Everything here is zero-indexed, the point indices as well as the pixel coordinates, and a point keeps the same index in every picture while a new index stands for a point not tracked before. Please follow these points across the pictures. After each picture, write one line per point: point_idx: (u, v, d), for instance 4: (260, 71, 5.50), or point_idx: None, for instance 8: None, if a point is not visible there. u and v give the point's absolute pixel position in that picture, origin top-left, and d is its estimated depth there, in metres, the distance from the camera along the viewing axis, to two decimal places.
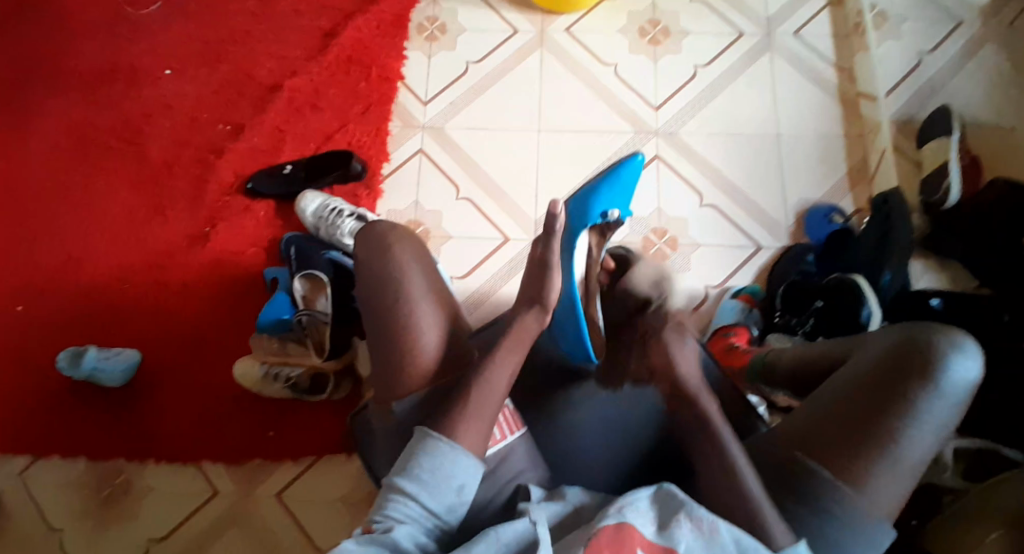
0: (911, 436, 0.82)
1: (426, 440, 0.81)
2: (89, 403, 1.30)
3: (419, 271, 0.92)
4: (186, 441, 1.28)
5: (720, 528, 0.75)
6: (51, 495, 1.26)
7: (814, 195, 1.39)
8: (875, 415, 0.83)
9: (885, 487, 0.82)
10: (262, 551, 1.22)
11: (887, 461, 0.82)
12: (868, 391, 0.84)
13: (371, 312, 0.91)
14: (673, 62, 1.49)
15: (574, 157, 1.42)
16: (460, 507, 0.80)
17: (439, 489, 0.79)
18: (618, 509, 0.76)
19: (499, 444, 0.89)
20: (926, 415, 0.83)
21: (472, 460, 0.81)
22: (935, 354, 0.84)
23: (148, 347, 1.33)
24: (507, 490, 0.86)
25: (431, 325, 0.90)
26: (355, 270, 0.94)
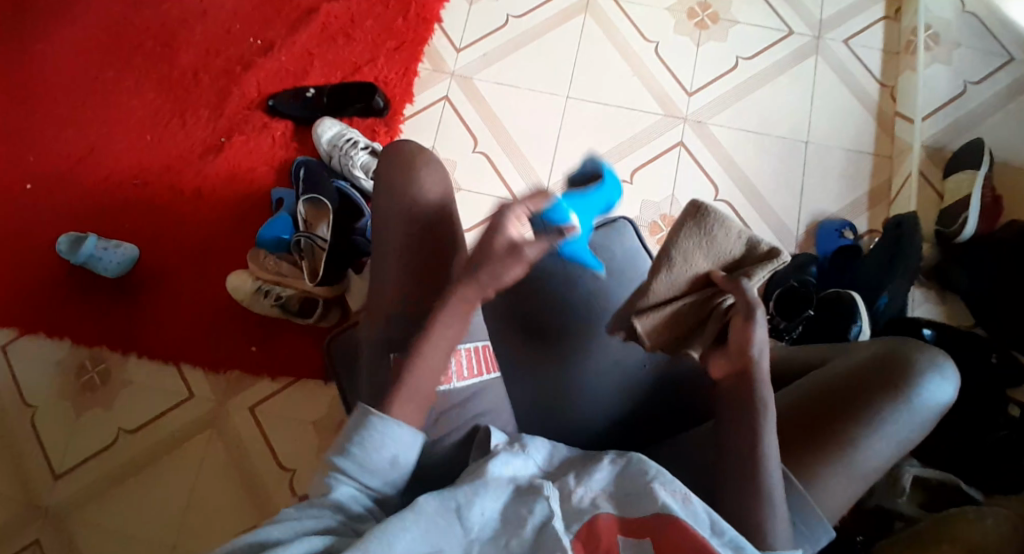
0: (873, 443, 0.83)
1: (368, 418, 0.77)
2: (81, 289, 1.33)
3: (437, 199, 0.92)
4: (170, 343, 1.31)
5: (693, 500, 0.76)
6: (33, 372, 1.30)
7: (831, 208, 1.38)
8: (843, 417, 0.84)
9: (835, 489, 0.83)
10: (227, 459, 1.26)
11: (844, 463, 0.83)
12: (843, 392, 0.86)
13: (382, 230, 0.92)
14: (715, 50, 1.46)
15: (598, 129, 1.41)
16: (396, 475, 0.78)
17: (375, 461, 0.77)
18: (591, 500, 0.76)
19: (471, 379, 0.90)
20: (890, 427, 0.84)
21: (411, 431, 0.78)
22: (913, 370, 0.85)
23: (148, 246, 1.35)
24: (465, 427, 0.88)
25: (439, 253, 0.90)
26: (377, 185, 0.94)
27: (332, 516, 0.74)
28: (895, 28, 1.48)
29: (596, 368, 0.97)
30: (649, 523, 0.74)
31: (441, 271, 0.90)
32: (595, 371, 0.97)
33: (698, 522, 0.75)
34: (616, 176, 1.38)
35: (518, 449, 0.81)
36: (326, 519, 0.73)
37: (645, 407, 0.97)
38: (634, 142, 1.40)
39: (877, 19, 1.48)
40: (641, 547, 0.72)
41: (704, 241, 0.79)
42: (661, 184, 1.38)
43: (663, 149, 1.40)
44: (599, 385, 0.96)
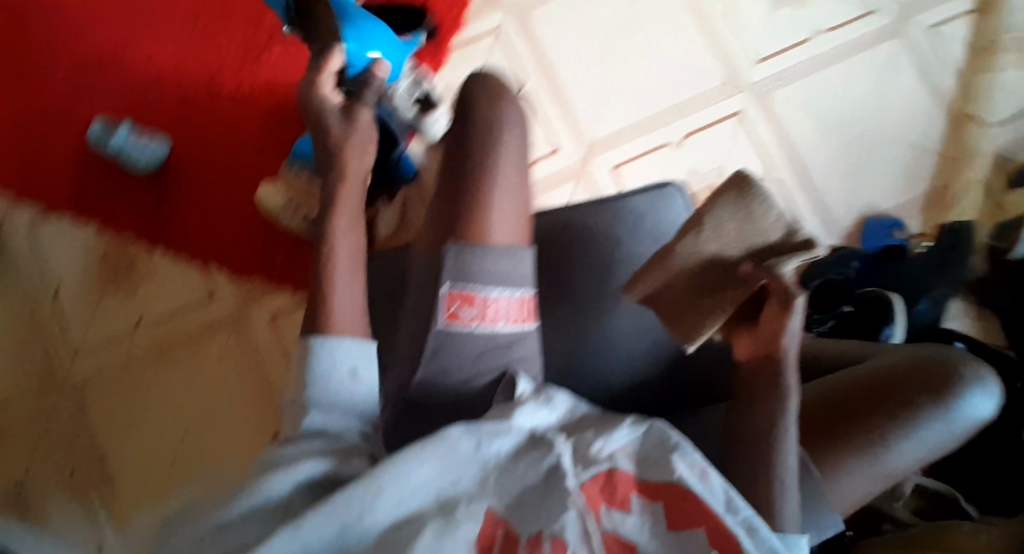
0: (902, 443, 0.81)
1: (309, 346, 0.77)
2: (109, 178, 1.31)
3: (519, 135, 0.89)
4: (195, 244, 1.31)
5: (712, 474, 0.72)
6: (55, 254, 1.30)
7: (881, 205, 1.33)
8: (877, 415, 0.83)
9: (855, 483, 0.82)
10: (246, 365, 1.29)
11: (871, 458, 0.81)
12: (879, 389, 0.84)
13: (457, 151, 0.89)
14: (791, 18, 1.36)
15: (655, 86, 1.34)
16: (362, 387, 0.78)
17: (332, 378, 0.76)
18: (610, 453, 0.74)
19: (512, 326, 0.86)
20: (925, 431, 0.82)
21: (354, 342, 0.78)
22: (955, 380, 0.83)
23: (182, 143, 1.33)
24: (496, 370, 0.86)
25: (507, 186, 0.87)
26: (460, 107, 0.91)
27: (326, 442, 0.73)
28: (985, 24, 1.37)
29: (624, 331, 0.96)
30: (665, 494, 0.72)
31: (512, 204, 0.87)
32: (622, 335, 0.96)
33: (716, 496, 0.71)
34: (665, 138, 1.34)
35: (542, 402, 0.79)
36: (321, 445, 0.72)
37: (669, 376, 0.97)
38: (691, 106, 1.34)
39: (963, 13, 1.37)
40: (652, 511, 0.71)
41: (746, 210, 0.78)
42: (711, 153, 1.34)
43: (719, 117, 1.35)
44: (628, 348, 0.96)
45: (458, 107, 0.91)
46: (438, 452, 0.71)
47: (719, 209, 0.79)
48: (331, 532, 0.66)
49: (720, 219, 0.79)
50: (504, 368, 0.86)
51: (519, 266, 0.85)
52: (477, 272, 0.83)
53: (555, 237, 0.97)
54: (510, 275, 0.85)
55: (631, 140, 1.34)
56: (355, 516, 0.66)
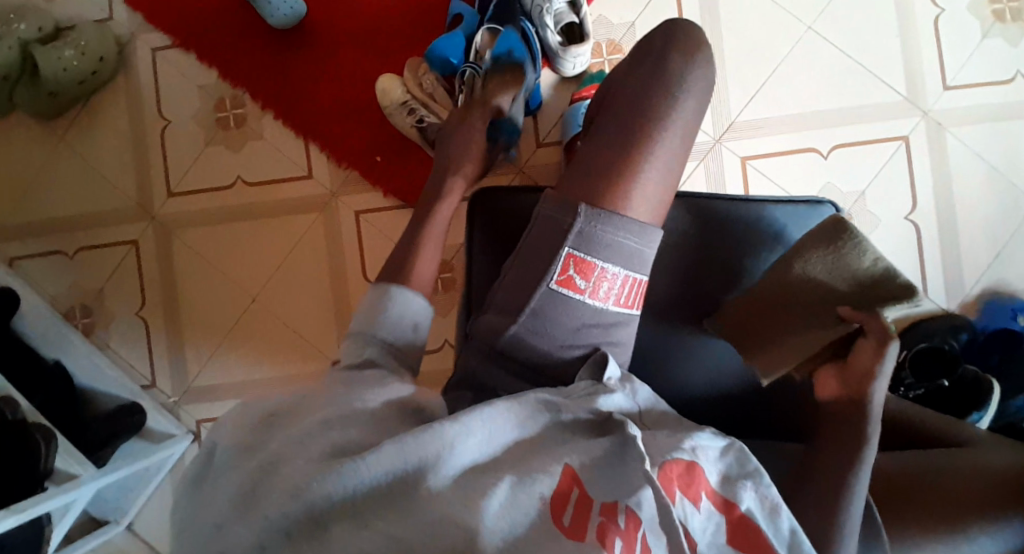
0: (990, 542, 0.74)
1: (378, 292, 0.81)
2: (243, 25, 1.29)
3: (693, 104, 0.81)
4: (305, 115, 1.28)
5: (782, 513, 0.69)
6: (175, 87, 1.31)
7: (1019, 284, 1.20)
8: (964, 504, 0.76)
9: None
10: (321, 249, 1.28)
11: (944, 540, 0.75)
12: (978, 480, 0.77)
13: (622, 102, 0.81)
14: (1002, 51, 1.20)
15: (822, 84, 1.21)
16: (415, 337, 0.80)
17: (393, 321, 0.79)
18: (692, 447, 0.70)
19: (620, 308, 0.79)
20: (1018, 538, 0.75)
21: (419, 296, 0.82)
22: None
23: (318, 8, 1.28)
24: (586, 347, 0.79)
25: (666, 161, 0.80)
26: (637, 56, 0.83)
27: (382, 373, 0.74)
28: None
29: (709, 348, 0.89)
30: (734, 516, 0.67)
31: (659, 181, 0.79)
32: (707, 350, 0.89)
33: (778, 536, 0.68)
34: (813, 144, 1.21)
35: (627, 393, 0.76)
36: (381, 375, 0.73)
37: (745, 399, 0.89)
38: (853, 115, 1.21)
39: None
40: (718, 521, 0.67)
41: (847, 249, 0.83)
42: (857, 175, 1.21)
43: (883, 136, 1.21)
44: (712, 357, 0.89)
45: (635, 55, 0.84)
46: (519, 412, 0.69)
47: (814, 247, 0.84)
48: (425, 451, 0.60)
49: (815, 256, 0.84)
50: (595, 346, 0.79)
51: (647, 250, 0.79)
52: (605, 243, 0.77)
53: (685, 226, 0.89)
54: (636, 254, 0.78)
55: (778, 133, 1.21)
56: (446, 447, 0.61)
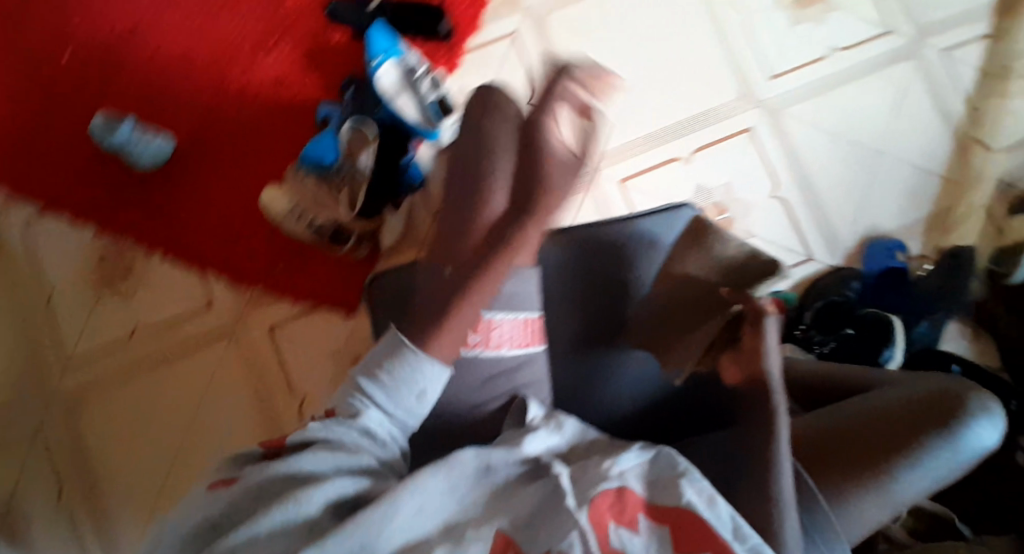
0: (911, 473, 0.74)
1: (394, 341, 0.70)
2: (112, 176, 1.29)
3: (515, 136, 0.81)
4: (196, 247, 1.29)
5: (721, 503, 0.62)
6: (54, 253, 1.28)
7: (887, 226, 1.32)
8: (881, 446, 0.75)
9: (865, 512, 0.74)
10: (241, 374, 1.26)
11: (872, 490, 0.74)
12: (884, 419, 0.76)
13: (447, 154, 0.81)
14: (808, 34, 1.36)
15: (668, 98, 1.33)
16: (420, 412, 0.70)
17: (400, 391, 0.69)
18: (614, 477, 0.64)
19: (518, 350, 0.76)
20: (935, 460, 0.74)
21: (436, 364, 0.69)
22: (965, 409, 0.75)
23: (184, 143, 1.30)
24: (506, 396, 0.76)
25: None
26: (454, 111, 0.84)
27: (353, 438, 0.66)
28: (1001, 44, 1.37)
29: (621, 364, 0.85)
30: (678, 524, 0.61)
31: None
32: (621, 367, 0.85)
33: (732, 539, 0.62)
34: (675, 153, 1.31)
35: (551, 428, 0.71)
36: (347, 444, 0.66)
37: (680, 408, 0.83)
38: (701, 120, 1.33)
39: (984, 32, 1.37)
40: (660, 534, 0.61)
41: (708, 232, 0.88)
42: (719, 170, 1.32)
43: (730, 132, 1.33)
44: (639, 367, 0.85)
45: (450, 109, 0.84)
46: (448, 476, 0.64)
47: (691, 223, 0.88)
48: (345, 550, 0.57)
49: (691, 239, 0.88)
50: (513, 394, 0.77)
51: (525, 288, 0.74)
52: None
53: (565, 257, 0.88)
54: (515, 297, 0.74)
55: (640, 151, 1.31)
56: (374, 532, 0.58)
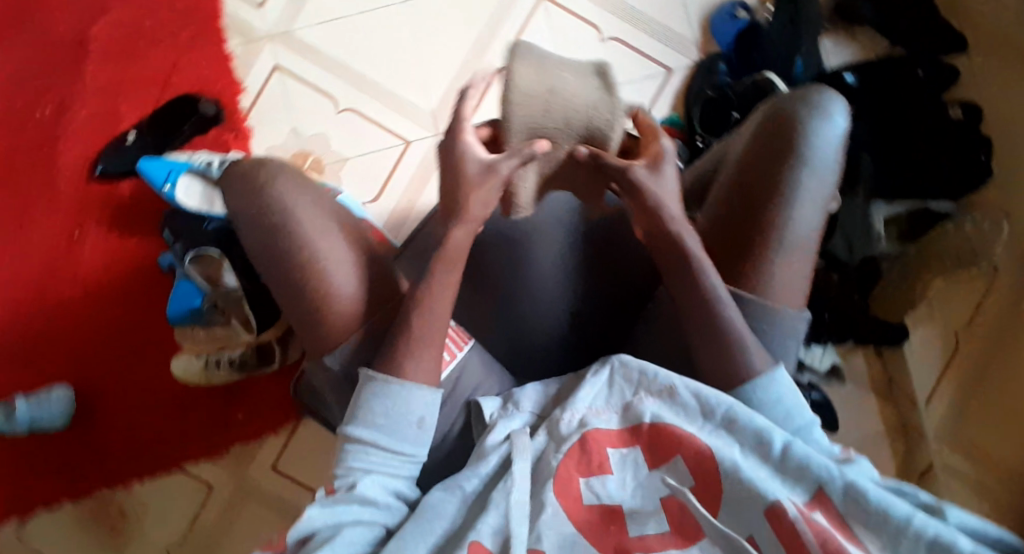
0: (794, 211, 0.74)
1: (368, 382, 0.69)
2: None
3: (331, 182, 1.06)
4: None
5: (679, 389, 0.66)
6: None
7: None
8: (754, 199, 0.74)
9: (784, 274, 0.74)
10: None
11: (775, 245, 0.73)
12: (747, 171, 0.75)
13: None
14: None
15: None
16: (425, 437, 0.69)
17: (397, 426, 0.68)
18: (580, 421, 0.68)
19: (450, 360, 0.77)
20: (806, 185, 0.74)
21: (426, 388, 0.69)
22: (798, 118, 0.74)
23: None
24: (461, 409, 0.76)
25: (329, 243, 0.73)
26: None
27: (359, 512, 0.65)
28: None
29: (542, 294, 0.84)
30: (643, 436, 0.66)
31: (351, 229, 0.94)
32: (543, 296, 0.84)
33: (690, 413, 0.66)
34: None
35: (511, 408, 0.73)
36: (349, 520, 0.64)
37: (591, 311, 0.83)
38: None
39: None
40: (634, 458, 0.65)
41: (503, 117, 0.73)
42: None
43: None
44: (533, 289, 0.84)
45: None
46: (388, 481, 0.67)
47: None
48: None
49: None
50: (466, 401, 0.77)
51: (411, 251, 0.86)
52: None
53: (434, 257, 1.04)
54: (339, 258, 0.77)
55: None
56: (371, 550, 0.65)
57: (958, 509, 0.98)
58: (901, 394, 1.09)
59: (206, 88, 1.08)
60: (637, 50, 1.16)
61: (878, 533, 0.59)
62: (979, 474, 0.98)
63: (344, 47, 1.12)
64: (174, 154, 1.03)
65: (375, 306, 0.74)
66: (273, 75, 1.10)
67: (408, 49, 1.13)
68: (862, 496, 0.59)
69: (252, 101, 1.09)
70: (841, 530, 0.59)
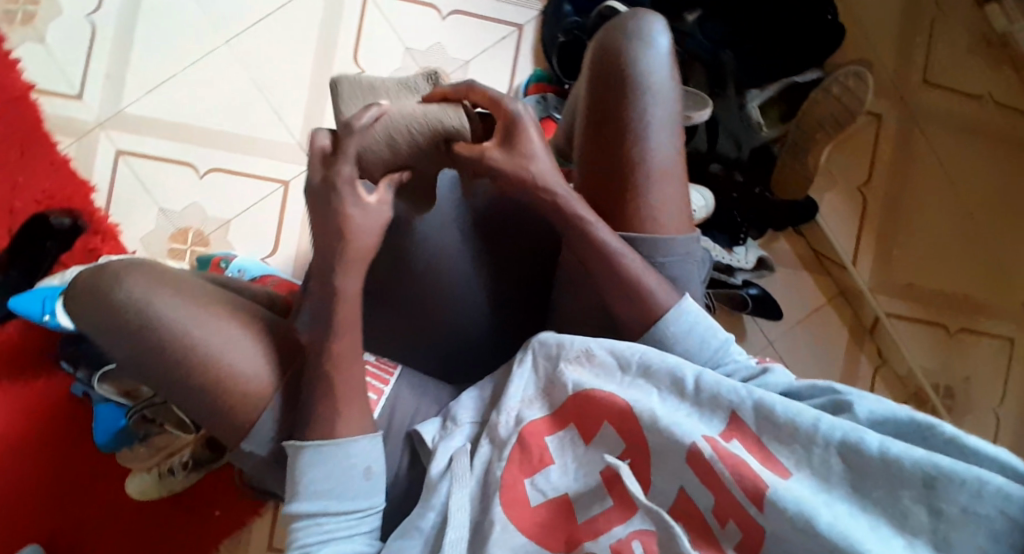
0: (649, 144, 0.71)
1: (303, 452, 0.63)
2: None
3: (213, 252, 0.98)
4: None
5: (595, 350, 0.70)
6: None
7: None
8: (609, 146, 0.71)
9: (662, 209, 0.71)
10: None
11: (645, 183, 0.70)
12: (594, 121, 0.72)
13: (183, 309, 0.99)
14: None
15: None
16: (374, 487, 0.65)
17: (344, 485, 0.64)
18: (516, 418, 0.71)
19: (378, 403, 0.75)
20: (651, 114, 0.71)
21: (362, 437, 0.65)
22: (624, 54, 0.71)
23: None
24: (403, 442, 0.75)
25: (217, 335, 0.66)
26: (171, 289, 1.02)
27: None
28: None
29: (451, 283, 0.78)
30: (572, 408, 0.70)
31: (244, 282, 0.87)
32: (454, 287, 0.78)
33: (608, 370, 0.70)
34: None
35: (452, 428, 0.73)
36: None
37: (506, 291, 0.80)
38: None
39: None
40: (570, 436, 0.69)
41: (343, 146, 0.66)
42: None
43: None
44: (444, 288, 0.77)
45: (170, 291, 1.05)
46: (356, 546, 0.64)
47: None
48: None
49: None
50: (408, 432, 0.75)
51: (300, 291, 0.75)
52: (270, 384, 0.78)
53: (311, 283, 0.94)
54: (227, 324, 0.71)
55: None
56: None
57: (907, 345, 1.12)
58: (827, 259, 1.13)
59: (56, 198, 1.02)
60: (479, 14, 1.12)
61: (791, 445, 0.61)
62: (917, 312, 1.13)
63: (183, 106, 1.06)
64: (53, 277, 0.97)
65: (285, 363, 0.67)
66: (118, 162, 1.05)
67: (249, 87, 1.07)
68: (771, 413, 0.62)
69: (107, 197, 1.05)
70: (759, 450, 0.62)
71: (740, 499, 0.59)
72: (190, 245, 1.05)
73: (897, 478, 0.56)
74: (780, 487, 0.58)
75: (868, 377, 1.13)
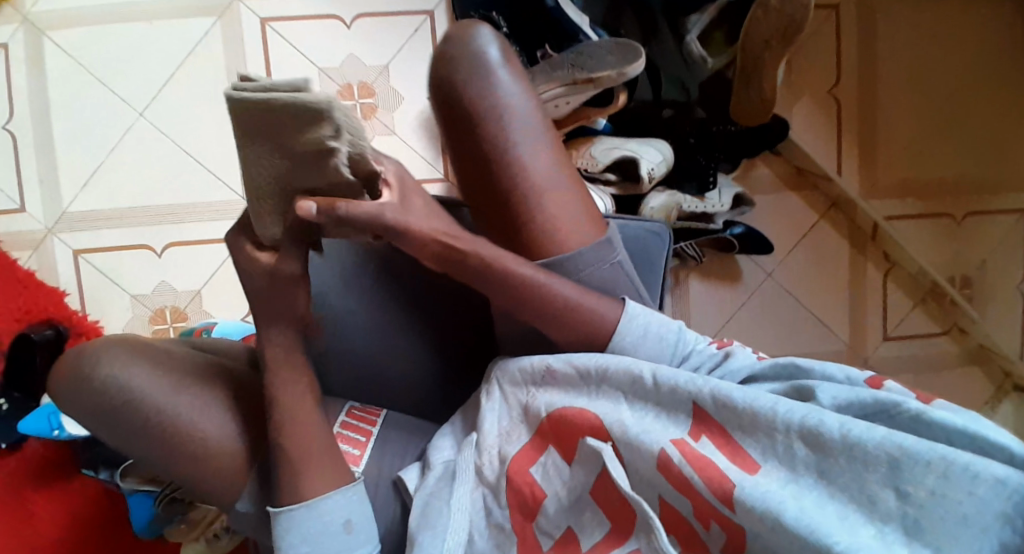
0: (527, 161, 0.67)
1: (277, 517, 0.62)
2: None
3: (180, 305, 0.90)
4: None
5: (554, 366, 0.63)
6: None
7: None
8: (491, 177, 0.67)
9: (568, 222, 0.67)
10: None
11: (541, 202, 0.66)
12: (464, 157, 0.68)
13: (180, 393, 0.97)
14: None
15: None
16: (358, 538, 0.63)
17: (323, 541, 0.61)
18: (497, 452, 0.64)
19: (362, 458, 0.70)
20: (517, 130, 0.67)
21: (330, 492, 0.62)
22: (461, 82, 0.67)
23: None
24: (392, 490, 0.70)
25: (197, 412, 0.65)
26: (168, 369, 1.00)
27: None
28: None
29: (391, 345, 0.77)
30: (548, 431, 0.63)
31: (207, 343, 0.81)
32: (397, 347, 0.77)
33: (573, 383, 0.63)
34: None
35: (434, 469, 0.67)
36: None
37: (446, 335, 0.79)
38: None
39: None
40: (553, 459, 0.62)
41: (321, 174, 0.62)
42: None
43: None
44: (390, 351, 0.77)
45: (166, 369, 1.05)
46: None
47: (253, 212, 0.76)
48: None
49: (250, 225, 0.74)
50: (394, 478, 0.70)
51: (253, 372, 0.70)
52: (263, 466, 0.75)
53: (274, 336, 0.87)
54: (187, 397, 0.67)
55: None
56: None
57: (914, 244, 1.06)
58: (812, 174, 1.06)
59: (33, 311, 1.02)
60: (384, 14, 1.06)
61: (755, 435, 0.54)
62: (915, 208, 1.07)
63: (122, 189, 1.05)
64: (45, 395, 0.96)
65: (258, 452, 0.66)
66: (79, 261, 1.05)
67: (179, 153, 1.05)
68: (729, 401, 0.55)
69: (80, 297, 1.05)
70: (727, 444, 0.55)
71: (713, 502, 0.53)
72: (171, 323, 1.06)
73: (866, 463, 0.50)
74: (749, 484, 0.52)
75: (880, 284, 1.08)
